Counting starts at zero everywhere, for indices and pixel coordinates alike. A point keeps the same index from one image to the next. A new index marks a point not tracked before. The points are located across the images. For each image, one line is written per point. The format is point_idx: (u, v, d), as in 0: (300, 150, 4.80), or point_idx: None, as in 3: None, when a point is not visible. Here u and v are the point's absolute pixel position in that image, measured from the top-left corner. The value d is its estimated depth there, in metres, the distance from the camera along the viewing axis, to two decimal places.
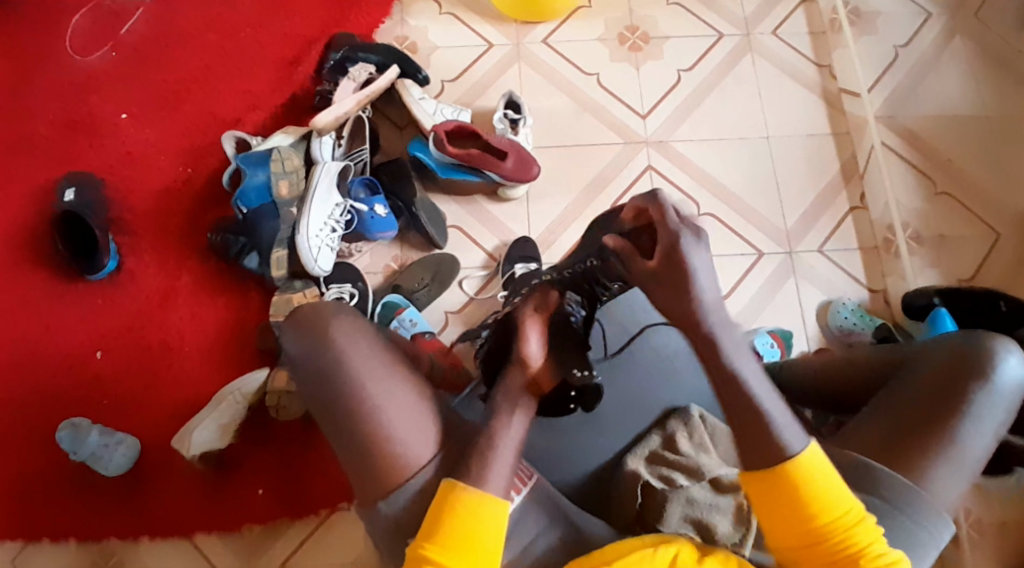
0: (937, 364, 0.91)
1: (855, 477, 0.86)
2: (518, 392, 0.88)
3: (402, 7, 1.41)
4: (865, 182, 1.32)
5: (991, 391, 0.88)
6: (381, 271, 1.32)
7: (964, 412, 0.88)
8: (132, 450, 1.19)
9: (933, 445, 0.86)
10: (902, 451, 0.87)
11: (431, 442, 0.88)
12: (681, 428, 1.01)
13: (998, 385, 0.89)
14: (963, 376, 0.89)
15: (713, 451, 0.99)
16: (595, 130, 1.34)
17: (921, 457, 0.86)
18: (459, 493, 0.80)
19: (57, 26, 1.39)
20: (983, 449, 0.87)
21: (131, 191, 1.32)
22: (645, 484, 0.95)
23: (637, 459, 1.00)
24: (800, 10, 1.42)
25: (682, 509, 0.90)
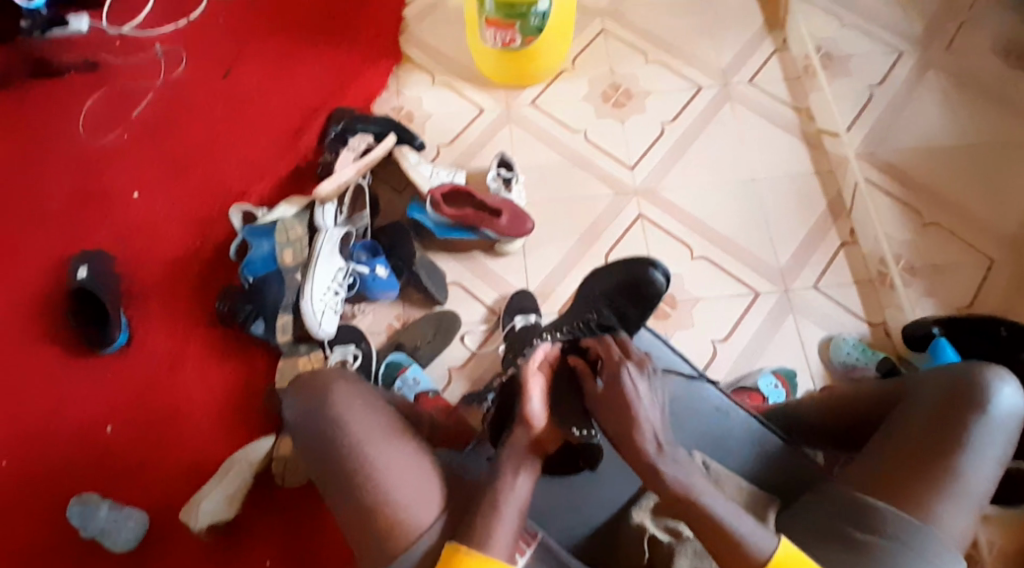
0: (931, 399, 0.92)
1: (860, 520, 0.86)
2: (523, 456, 0.91)
3: (398, 80, 1.49)
4: (853, 219, 1.35)
5: (987, 423, 0.89)
6: (383, 330, 1.34)
7: (963, 444, 0.87)
8: (142, 521, 1.19)
9: (936, 481, 0.86)
10: (904, 488, 0.87)
11: (433, 500, 0.90)
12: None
13: (994, 415, 0.89)
14: (959, 407, 0.90)
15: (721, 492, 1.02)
16: (586, 182, 1.39)
17: (925, 494, 0.86)
18: (464, 557, 0.82)
19: (72, 112, 1.47)
20: (986, 480, 0.87)
21: (142, 266, 1.37)
22: (652, 538, 0.96)
23: (642, 511, 1.02)
24: (774, 57, 1.48)
25: (692, 562, 0.91)
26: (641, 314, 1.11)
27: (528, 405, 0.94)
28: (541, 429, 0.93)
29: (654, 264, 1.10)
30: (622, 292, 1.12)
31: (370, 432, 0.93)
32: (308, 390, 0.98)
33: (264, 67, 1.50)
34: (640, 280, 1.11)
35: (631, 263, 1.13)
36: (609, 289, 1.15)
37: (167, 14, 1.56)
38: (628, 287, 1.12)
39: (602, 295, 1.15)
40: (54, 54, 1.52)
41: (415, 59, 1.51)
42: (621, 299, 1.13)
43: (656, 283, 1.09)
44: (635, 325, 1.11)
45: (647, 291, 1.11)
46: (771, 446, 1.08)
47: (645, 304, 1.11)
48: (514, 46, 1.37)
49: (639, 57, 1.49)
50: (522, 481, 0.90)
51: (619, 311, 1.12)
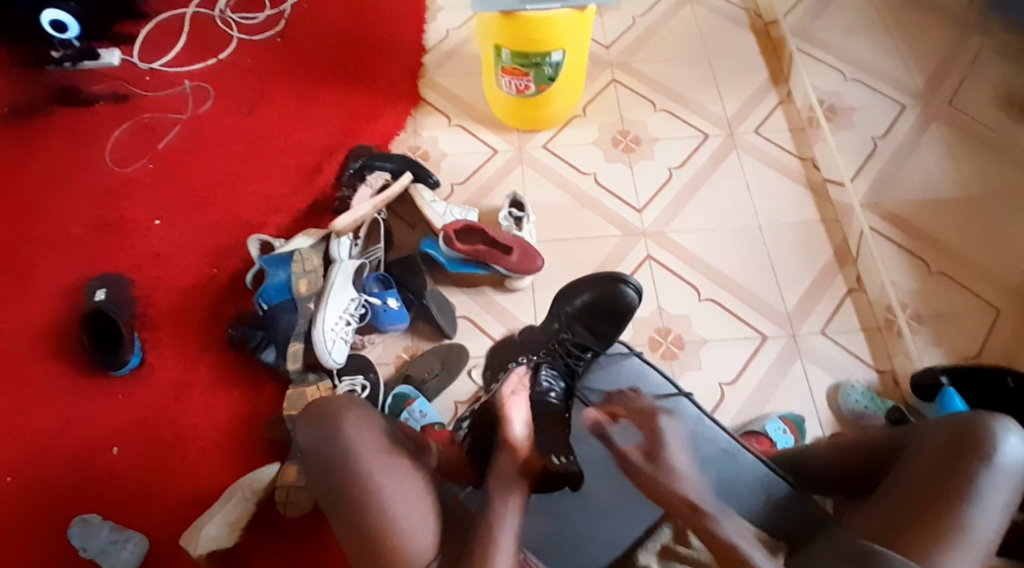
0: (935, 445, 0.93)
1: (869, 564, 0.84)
2: (507, 475, 1.01)
3: (415, 121, 1.55)
4: (859, 266, 1.38)
5: (992, 470, 0.88)
6: (392, 361, 1.36)
7: (965, 490, 0.87)
8: (141, 546, 1.19)
9: (942, 529, 0.85)
10: (909, 536, 0.86)
11: (431, 537, 0.90)
12: (691, 521, 1.03)
13: (997, 463, 0.89)
14: (963, 455, 0.90)
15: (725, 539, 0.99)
16: (595, 223, 1.42)
17: (931, 543, 0.85)
18: None
19: (100, 141, 1.53)
20: (993, 527, 0.86)
21: (158, 291, 1.40)
22: None
23: (649, 555, 1.03)
24: (779, 109, 1.55)
25: None
26: (612, 327, 1.26)
27: (508, 429, 1.07)
28: (521, 448, 1.05)
29: (624, 282, 1.27)
30: (596, 309, 1.27)
31: (379, 464, 0.93)
32: (320, 417, 0.97)
33: (288, 106, 1.56)
34: (614, 299, 1.26)
35: (599, 283, 1.27)
36: (585, 300, 1.27)
37: (196, 52, 1.63)
38: (602, 307, 1.26)
39: (575, 314, 1.26)
40: (85, 84, 1.59)
41: (432, 103, 1.56)
42: (592, 318, 1.26)
43: (629, 299, 1.26)
44: (608, 339, 1.26)
45: (619, 308, 1.26)
46: (777, 490, 1.06)
47: (617, 320, 1.27)
48: (528, 93, 1.42)
49: (648, 106, 1.55)
50: (509, 499, 0.98)
51: (591, 326, 1.26)
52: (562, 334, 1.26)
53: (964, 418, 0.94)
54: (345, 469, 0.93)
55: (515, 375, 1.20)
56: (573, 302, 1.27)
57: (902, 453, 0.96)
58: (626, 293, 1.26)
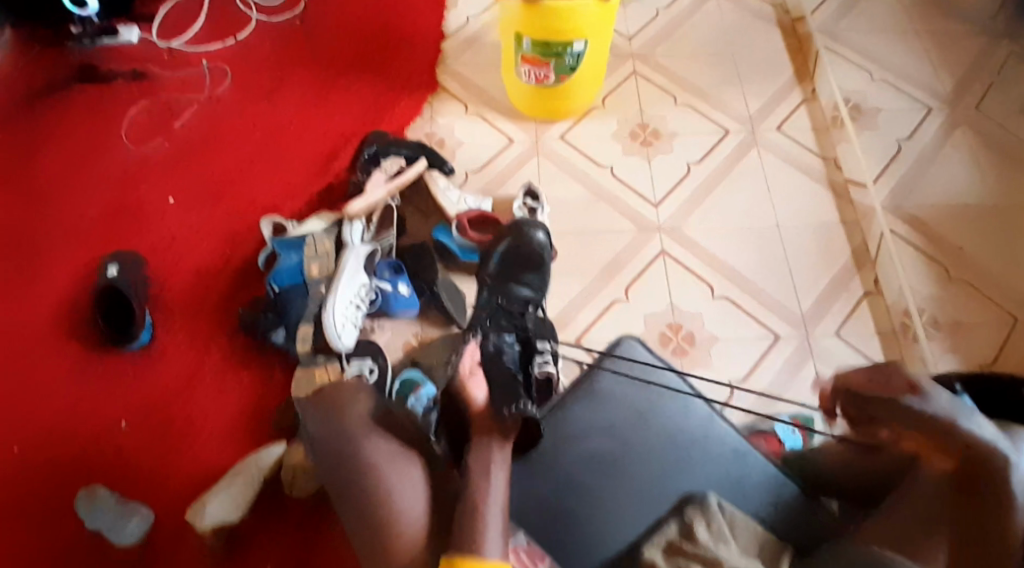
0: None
1: None
2: (487, 454, 0.97)
3: (431, 108, 1.53)
4: (878, 269, 1.35)
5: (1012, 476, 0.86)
6: (401, 347, 1.35)
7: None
8: (145, 520, 1.19)
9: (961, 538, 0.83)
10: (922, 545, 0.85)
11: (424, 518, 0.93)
12: (699, 518, 0.97)
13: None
14: None
15: (732, 542, 0.95)
16: (611, 216, 1.41)
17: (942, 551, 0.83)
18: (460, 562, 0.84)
19: (118, 120, 1.53)
20: None
21: (172, 272, 1.40)
22: None
23: (654, 548, 0.95)
24: (802, 107, 1.52)
25: None
26: (537, 273, 1.28)
27: (473, 399, 1.04)
28: (489, 425, 1.00)
29: (529, 227, 1.31)
30: (513, 263, 1.28)
31: (380, 450, 0.98)
32: (325, 403, 1.06)
33: (306, 90, 1.55)
34: (525, 245, 1.29)
35: (510, 235, 1.30)
36: (497, 259, 1.28)
37: (214, 34, 1.63)
38: (519, 254, 1.29)
39: (498, 274, 1.27)
40: (104, 63, 1.60)
41: (449, 90, 1.55)
42: (516, 270, 1.28)
43: (540, 241, 1.30)
44: (537, 286, 1.27)
45: (534, 254, 1.29)
46: (786, 492, 1.05)
47: (537, 262, 1.29)
48: (548, 83, 1.41)
49: (668, 100, 1.53)
50: (494, 472, 0.95)
51: (521, 281, 1.27)
52: (495, 298, 1.25)
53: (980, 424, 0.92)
54: (348, 453, 0.99)
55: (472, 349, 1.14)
56: (489, 267, 1.28)
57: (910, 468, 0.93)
58: (536, 238, 1.30)
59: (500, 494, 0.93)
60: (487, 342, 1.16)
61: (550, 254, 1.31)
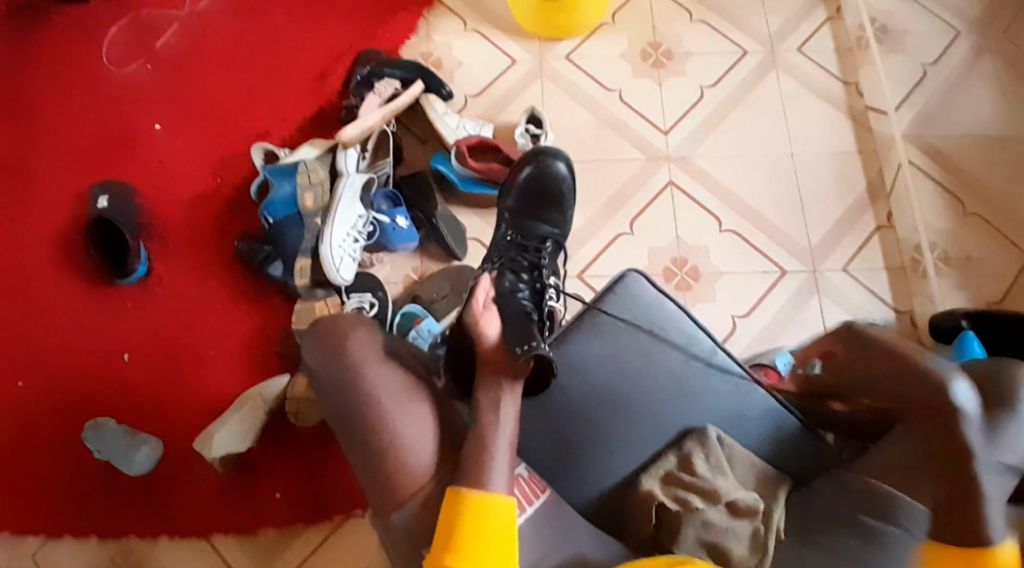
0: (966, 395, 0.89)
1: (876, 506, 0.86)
2: (500, 393, 0.92)
3: (428, 24, 1.43)
4: (892, 203, 1.31)
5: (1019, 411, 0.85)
6: (401, 280, 1.34)
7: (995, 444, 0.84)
8: (154, 450, 1.22)
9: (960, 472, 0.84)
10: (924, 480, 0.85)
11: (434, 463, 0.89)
12: (697, 448, 0.97)
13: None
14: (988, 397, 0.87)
15: (730, 474, 0.95)
16: (618, 145, 1.34)
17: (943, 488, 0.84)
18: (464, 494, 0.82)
19: (97, 37, 1.44)
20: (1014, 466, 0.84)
21: (163, 201, 1.36)
22: (660, 506, 0.92)
23: (651, 478, 0.96)
24: (827, 26, 1.41)
25: (698, 532, 0.88)
26: (557, 209, 1.21)
27: (483, 338, 0.96)
28: (499, 362, 0.94)
29: (553, 157, 1.22)
30: (534, 198, 1.20)
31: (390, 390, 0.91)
32: (324, 334, 0.97)
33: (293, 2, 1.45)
34: (547, 177, 1.21)
35: (531, 165, 1.21)
36: (516, 194, 1.20)
37: None
38: (540, 187, 1.20)
39: (516, 210, 1.19)
40: None
41: (446, 3, 1.44)
42: (535, 205, 1.20)
43: (562, 173, 1.22)
44: (558, 223, 1.21)
45: (556, 187, 1.21)
46: (786, 429, 1.02)
47: (559, 197, 1.21)
48: None
49: (683, 16, 1.42)
50: (501, 411, 0.91)
51: (540, 218, 1.20)
52: (511, 237, 1.18)
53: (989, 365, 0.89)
54: (355, 391, 0.92)
55: (485, 280, 1.06)
56: (507, 202, 1.20)
57: None
58: (558, 169, 1.22)
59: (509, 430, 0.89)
60: (501, 277, 1.09)
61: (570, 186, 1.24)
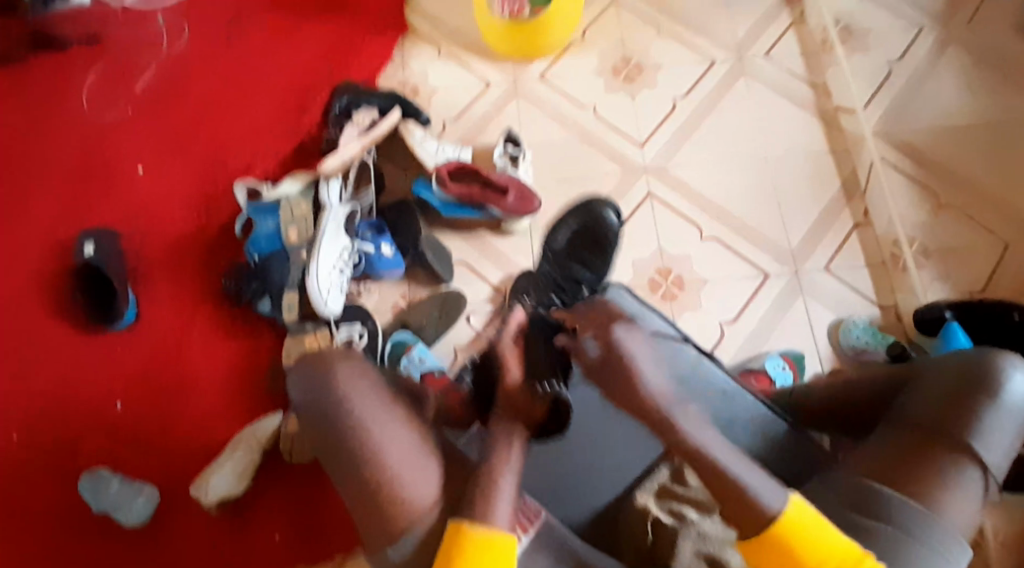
0: (940, 385, 0.93)
1: (865, 504, 0.85)
2: (512, 424, 0.94)
3: (402, 52, 1.45)
4: (868, 201, 1.33)
5: (996, 406, 0.89)
6: (389, 309, 1.34)
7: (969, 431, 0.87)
8: (151, 498, 1.22)
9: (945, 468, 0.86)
10: (914, 473, 0.87)
11: (431, 487, 0.90)
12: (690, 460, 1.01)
13: (1004, 401, 0.89)
14: (969, 392, 0.90)
15: None
16: (595, 160, 1.36)
17: (935, 480, 0.85)
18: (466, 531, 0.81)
19: (74, 83, 1.45)
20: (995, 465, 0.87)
21: (148, 243, 1.37)
22: (655, 520, 0.95)
23: (646, 493, 1.00)
24: (792, 30, 1.44)
25: (694, 544, 0.92)
26: (602, 257, 1.24)
27: (507, 375, 1.01)
28: (516, 400, 0.98)
29: (603, 207, 1.27)
30: (579, 242, 1.25)
31: (377, 415, 0.92)
32: (311, 366, 0.98)
33: (268, 39, 1.46)
34: (594, 224, 1.26)
35: (581, 212, 1.27)
36: (564, 236, 1.25)
37: None
38: (587, 233, 1.26)
39: (561, 250, 1.24)
40: (53, 23, 1.49)
41: (420, 31, 1.46)
42: (581, 249, 1.24)
43: (610, 223, 1.26)
44: (600, 271, 1.22)
45: (603, 236, 1.25)
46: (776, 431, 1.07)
47: (604, 247, 1.25)
48: (523, 16, 1.35)
49: (651, 29, 1.44)
50: (513, 442, 0.93)
51: (583, 262, 1.23)
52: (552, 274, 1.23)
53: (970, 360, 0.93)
54: (342, 419, 0.93)
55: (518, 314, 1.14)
56: (555, 243, 1.25)
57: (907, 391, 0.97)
58: (609, 219, 1.26)
59: (518, 460, 0.91)
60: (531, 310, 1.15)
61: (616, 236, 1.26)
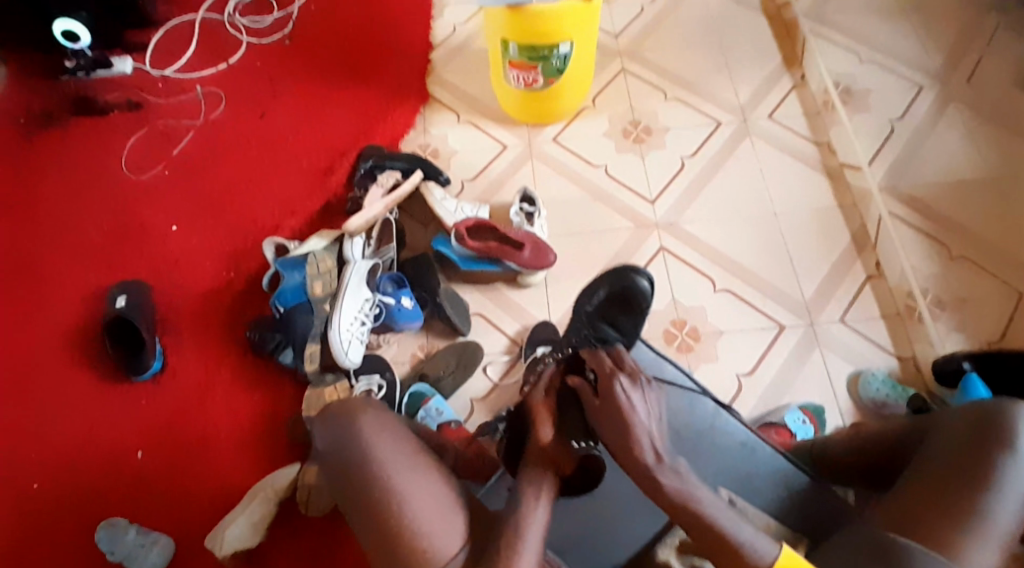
0: (954, 433, 0.93)
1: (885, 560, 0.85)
2: (542, 478, 0.97)
3: (424, 118, 1.54)
4: (879, 252, 1.34)
5: (1015, 458, 0.89)
6: (407, 360, 1.37)
7: (987, 480, 0.88)
8: (166, 549, 1.22)
9: (965, 516, 0.86)
10: (934, 521, 0.86)
11: (455, 530, 0.93)
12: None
13: (1020, 451, 0.89)
14: (982, 443, 0.91)
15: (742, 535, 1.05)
16: (607, 217, 1.41)
17: (957, 530, 0.85)
18: None
19: (117, 149, 1.55)
20: (1016, 515, 0.86)
21: (178, 296, 1.42)
22: None
23: (668, 549, 1.06)
24: (793, 93, 1.51)
25: None
26: (634, 322, 1.20)
27: (541, 430, 1.01)
28: (550, 455, 0.99)
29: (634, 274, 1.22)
30: (612, 305, 1.21)
31: (397, 459, 0.97)
32: (334, 417, 1.03)
33: (300, 108, 1.57)
34: (628, 291, 1.21)
35: (613, 277, 1.23)
36: (598, 299, 1.22)
37: (205, 58, 1.64)
38: (619, 297, 1.21)
39: (594, 313, 1.22)
40: (99, 94, 1.60)
41: (441, 100, 1.56)
42: (613, 312, 1.21)
43: (643, 290, 1.21)
44: (630, 334, 1.19)
45: (635, 301, 1.20)
46: (796, 483, 1.07)
47: (636, 313, 1.20)
48: (536, 86, 1.42)
49: (658, 95, 1.52)
50: (541, 497, 0.95)
51: (614, 325, 1.20)
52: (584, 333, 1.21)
53: (987, 407, 0.94)
54: (365, 465, 0.98)
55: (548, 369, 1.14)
56: (589, 304, 1.23)
57: (924, 441, 0.96)
58: (641, 286, 1.21)
59: (544, 514, 0.94)
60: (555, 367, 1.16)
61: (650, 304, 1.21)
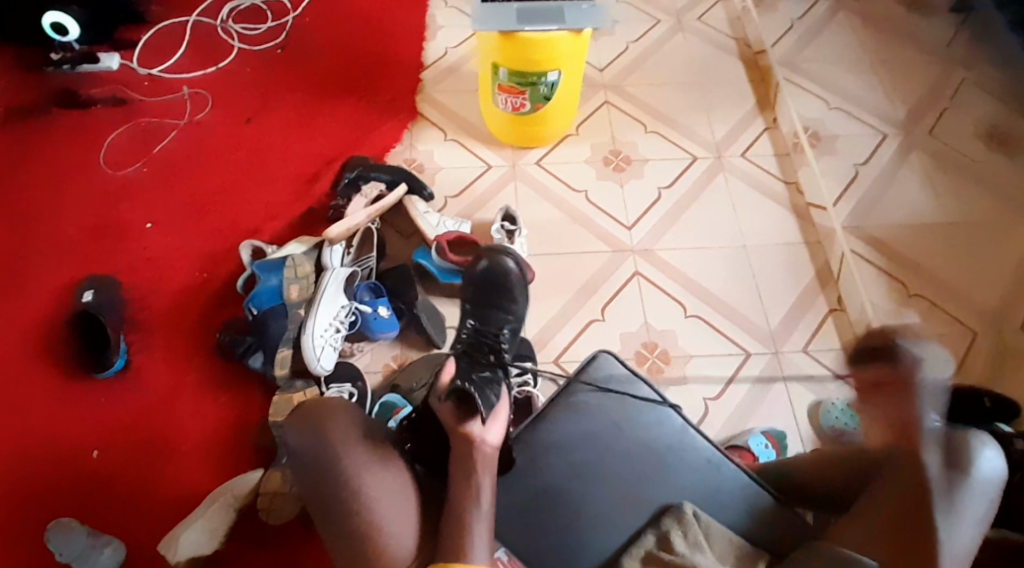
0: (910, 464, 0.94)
1: None
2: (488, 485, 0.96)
3: (411, 133, 1.57)
4: (840, 287, 1.43)
5: (969, 485, 0.90)
6: (380, 369, 1.37)
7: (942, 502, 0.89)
8: (117, 552, 1.16)
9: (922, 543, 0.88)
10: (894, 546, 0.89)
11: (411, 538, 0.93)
12: (676, 526, 0.97)
13: (975, 479, 0.90)
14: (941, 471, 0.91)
15: (709, 551, 0.95)
16: (586, 239, 1.45)
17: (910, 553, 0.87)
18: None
19: (97, 142, 1.54)
20: (969, 541, 0.88)
21: (149, 295, 1.39)
22: None
23: (632, 560, 0.96)
24: (765, 134, 1.61)
25: None
26: (510, 302, 1.24)
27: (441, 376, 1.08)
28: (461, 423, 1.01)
29: (503, 255, 1.27)
30: (487, 292, 1.24)
31: (365, 465, 0.95)
32: (308, 417, 0.99)
33: (289, 116, 1.58)
34: (495, 271, 1.25)
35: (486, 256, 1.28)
36: (473, 288, 1.25)
37: (196, 60, 1.65)
38: (488, 282, 1.25)
39: (469, 308, 1.23)
40: (83, 88, 1.60)
41: (428, 117, 1.59)
42: (485, 299, 1.24)
43: (509, 266, 1.26)
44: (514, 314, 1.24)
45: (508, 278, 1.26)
46: (761, 503, 1.02)
47: (511, 291, 1.25)
48: (524, 111, 1.46)
49: (639, 128, 1.59)
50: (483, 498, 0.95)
51: (497, 314, 1.23)
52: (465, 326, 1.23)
53: (940, 436, 0.94)
54: (333, 470, 0.95)
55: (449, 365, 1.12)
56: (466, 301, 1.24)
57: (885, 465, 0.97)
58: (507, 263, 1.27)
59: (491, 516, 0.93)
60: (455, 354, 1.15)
61: (521, 281, 1.27)
